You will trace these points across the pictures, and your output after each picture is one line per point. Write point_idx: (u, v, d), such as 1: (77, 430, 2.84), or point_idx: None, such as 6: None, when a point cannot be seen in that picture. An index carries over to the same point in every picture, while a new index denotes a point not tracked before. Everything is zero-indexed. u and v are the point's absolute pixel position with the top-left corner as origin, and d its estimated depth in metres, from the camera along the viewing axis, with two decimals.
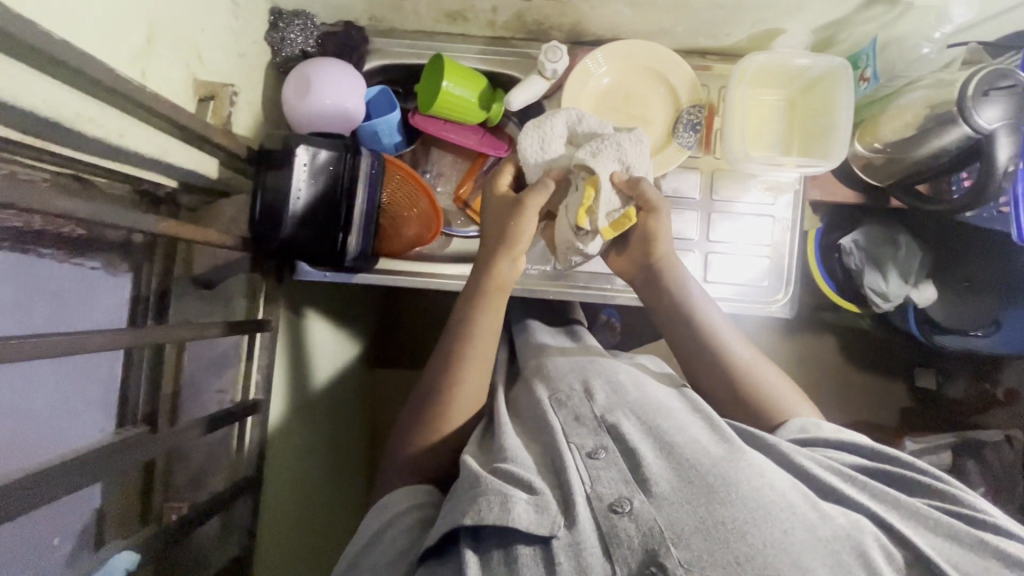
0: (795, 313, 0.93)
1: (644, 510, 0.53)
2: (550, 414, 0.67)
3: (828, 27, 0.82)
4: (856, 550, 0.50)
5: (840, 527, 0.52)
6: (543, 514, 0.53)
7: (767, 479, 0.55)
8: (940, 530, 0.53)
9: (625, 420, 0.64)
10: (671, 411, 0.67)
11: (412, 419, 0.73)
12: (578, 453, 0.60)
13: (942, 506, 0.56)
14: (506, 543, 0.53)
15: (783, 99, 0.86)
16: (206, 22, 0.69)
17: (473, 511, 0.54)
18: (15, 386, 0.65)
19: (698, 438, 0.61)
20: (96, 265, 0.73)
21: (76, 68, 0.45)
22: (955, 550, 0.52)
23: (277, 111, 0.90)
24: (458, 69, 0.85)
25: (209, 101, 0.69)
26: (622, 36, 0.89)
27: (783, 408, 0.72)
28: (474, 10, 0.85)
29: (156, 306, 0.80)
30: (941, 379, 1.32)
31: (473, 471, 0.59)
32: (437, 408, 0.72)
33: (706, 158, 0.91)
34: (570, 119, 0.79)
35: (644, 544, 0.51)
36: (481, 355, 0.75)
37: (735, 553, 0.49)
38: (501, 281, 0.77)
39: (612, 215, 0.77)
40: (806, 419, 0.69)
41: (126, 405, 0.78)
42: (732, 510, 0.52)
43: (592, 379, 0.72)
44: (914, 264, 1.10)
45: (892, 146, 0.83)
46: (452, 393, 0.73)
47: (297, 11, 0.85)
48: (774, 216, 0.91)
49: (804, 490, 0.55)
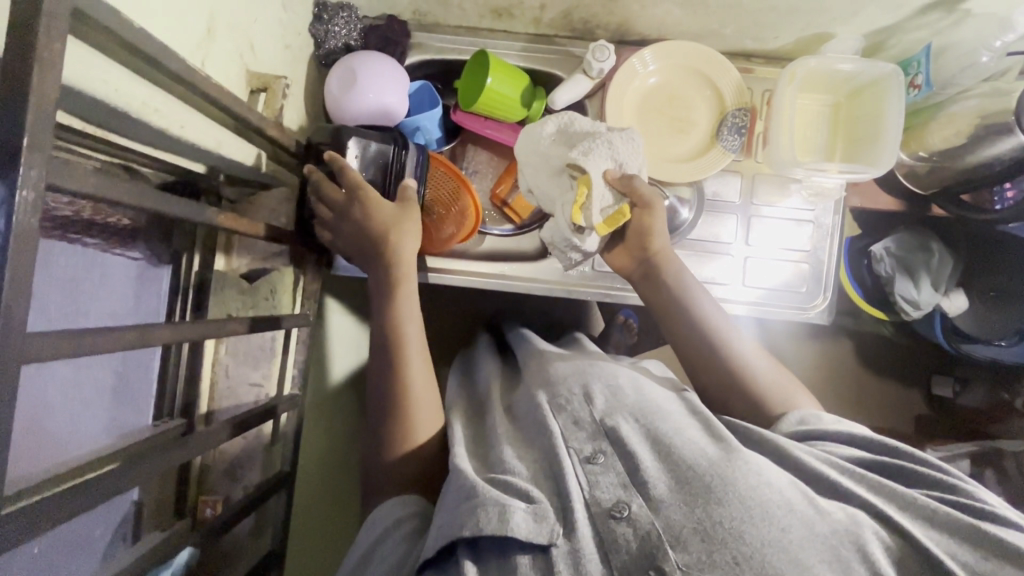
0: (831, 320, 0.92)
1: (643, 514, 0.53)
2: (547, 419, 0.65)
3: (880, 33, 0.81)
4: (857, 548, 0.50)
5: (838, 522, 0.52)
6: (542, 523, 0.53)
7: (764, 477, 0.55)
8: (938, 520, 0.52)
9: (625, 423, 0.64)
10: (667, 412, 0.67)
11: (379, 427, 0.71)
12: (577, 458, 0.60)
13: (944, 497, 0.55)
14: (505, 553, 0.53)
15: (828, 105, 0.86)
16: (259, 13, 0.68)
17: (472, 522, 0.53)
18: (60, 377, 0.65)
19: (693, 438, 0.61)
20: (139, 256, 0.73)
21: (153, 57, 0.44)
22: (953, 542, 0.50)
23: (316, 104, 0.89)
24: (503, 66, 0.84)
25: (260, 93, 0.69)
26: (668, 36, 0.88)
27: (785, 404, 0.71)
28: (521, 7, 0.84)
29: (195, 299, 0.80)
30: (958, 388, 1.32)
31: (467, 479, 0.59)
32: (401, 410, 0.70)
33: (747, 162, 0.90)
34: (563, 120, 0.76)
35: (642, 546, 0.52)
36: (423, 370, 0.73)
37: (731, 554, 0.49)
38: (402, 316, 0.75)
39: (607, 212, 0.74)
40: (805, 411, 0.68)
41: (163, 399, 0.79)
42: (727, 509, 0.52)
43: (592, 382, 0.71)
44: (945, 274, 1.11)
45: (939, 154, 0.82)
46: (410, 398, 0.71)
47: (342, 4, 0.84)
48: (814, 221, 0.90)
49: (802, 488, 0.55)
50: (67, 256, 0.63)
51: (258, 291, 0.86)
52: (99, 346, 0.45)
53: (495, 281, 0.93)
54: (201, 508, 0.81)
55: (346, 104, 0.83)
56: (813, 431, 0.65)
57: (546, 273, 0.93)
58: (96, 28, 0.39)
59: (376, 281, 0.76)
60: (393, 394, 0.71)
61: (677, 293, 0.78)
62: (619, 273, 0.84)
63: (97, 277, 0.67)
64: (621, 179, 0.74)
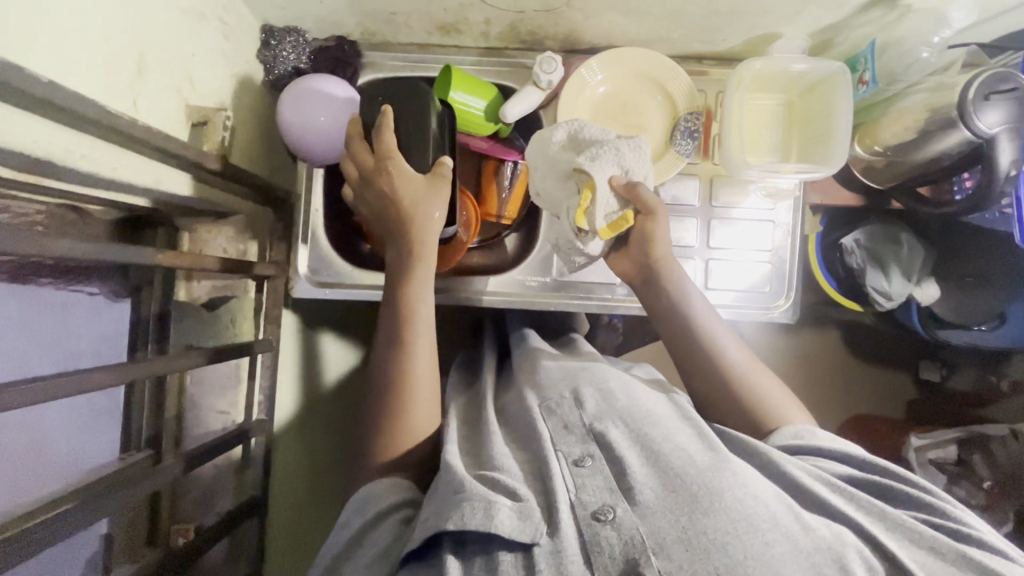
0: (796, 318, 0.92)
1: (628, 519, 0.53)
2: (537, 422, 0.65)
3: (824, 31, 0.81)
4: (834, 560, 0.50)
5: (821, 539, 0.52)
6: (526, 521, 0.52)
7: (750, 489, 0.55)
8: (924, 544, 0.53)
9: (614, 428, 0.62)
10: (660, 418, 0.65)
11: (372, 420, 0.69)
12: (565, 461, 0.59)
13: (926, 517, 0.56)
14: (489, 550, 0.52)
15: (781, 104, 0.85)
16: (194, 45, 0.69)
17: (456, 516, 0.52)
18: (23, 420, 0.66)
19: (683, 444, 0.60)
20: (96, 291, 0.73)
21: (67, 108, 0.45)
22: (934, 563, 0.52)
23: (268, 128, 0.90)
24: (469, 78, 0.85)
25: (201, 126, 0.71)
26: (617, 43, 0.88)
27: (773, 415, 0.69)
28: (467, 22, 0.84)
29: (156, 331, 0.81)
30: (946, 371, 1.31)
31: (457, 474, 0.57)
32: (391, 397, 0.68)
33: (705, 164, 0.90)
34: (571, 128, 0.75)
35: (626, 553, 0.51)
36: (426, 363, 0.71)
37: (714, 565, 0.49)
38: (417, 300, 0.71)
39: (609, 216, 0.72)
40: (800, 427, 0.67)
41: (129, 431, 0.80)
42: (713, 520, 0.51)
43: (582, 386, 0.69)
44: (917, 262, 1.08)
45: (893, 149, 0.82)
46: (409, 387, 0.68)
47: (289, 28, 0.84)
48: (773, 220, 0.90)
49: (788, 501, 0.55)
50: (19, 298, 0.63)
51: (219, 319, 0.88)
52: (31, 395, 0.45)
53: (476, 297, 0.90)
54: (175, 534, 0.83)
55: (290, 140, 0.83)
56: (806, 446, 0.64)
57: (512, 286, 0.92)
58: (0, 87, 0.40)
59: (395, 259, 0.72)
60: (392, 386, 0.69)
61: (681, 297, 0.76)
62: (622, 278, 0.82)
63: (60, 310, 0.68)
64: (624, 184, 0.72)
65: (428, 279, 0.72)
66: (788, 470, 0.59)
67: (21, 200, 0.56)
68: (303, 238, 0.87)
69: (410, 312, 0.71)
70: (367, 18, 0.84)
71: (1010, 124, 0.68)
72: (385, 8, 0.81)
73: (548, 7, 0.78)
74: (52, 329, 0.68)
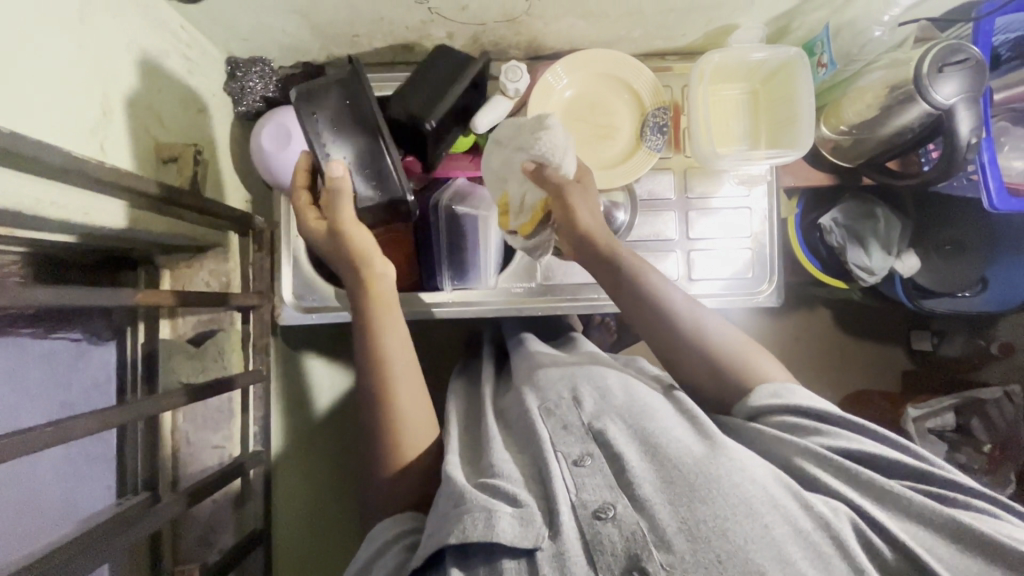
0: (781, 301, 0.93)
1: (629, 515, 0.53)
2: (536, 423, 0.64)
3: (780, 18, 0.83)
4: (833, 539, 0.50)
5: (821, 517, 0.51)
6: (528, 526, 0.52)
7: (748, 472, 0.54)
8: (913, 512, 0.52)
9: (612, 424, 0.63)
10: (656, 412, 0.65)
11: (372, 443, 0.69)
12: (565, 461, 0.59)
13: (926, 488, 0.55)
14: (491, 559, 0.51)
15: (745, 93, 0.87)
16: (161, 86, 0.71)
17: (458, 530, 0.52)
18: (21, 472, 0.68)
19: (679, 437, 0.60)
20: (80, 336, 0.76)
21: (33, 155, 0.45)
22: (930, 536, 0.51)
23: (242, 160, 0.90)
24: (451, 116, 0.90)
25: (172, 161, 0.71)
26: (579, 46, 0.89)
27: (751, 366, 0.68)
28: (430, 39, 0.84)
29: (145, 371, 0.82)
30: (936, 341, 1.32)
31: (459, 488, 0.57)
32: (388, 424, 0.68)
33: (677, 157, 0.92)
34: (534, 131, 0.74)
35: (628, 549, 0.50)
36: (411, 394, 0.70)
37: (716, 552, 0.49)
38: (384, 346, 0.71)
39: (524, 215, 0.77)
40: (777, 386, 0.65)
41: (126, 473, 0.81)
42: (712, 508, 0.51)
43: (581, 386, 0.70)
44: (894, 236, 1.09)
45: (857, 127, 0.84)
46: (400, 413, 0.68)
47: (254, 58, 0.84)
48: (751, 207, 0.91)
49: (787, 482, 0.54)
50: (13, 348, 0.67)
51: (204, 354, 0.86)
52: (20, 447, 0.45)
53: (469, 309, 0.90)
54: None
55: (263, 171, 0.82)
56: (791, 406, 0.62)
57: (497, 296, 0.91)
58: None
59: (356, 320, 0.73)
60: (382, 412, 0.69)
61: (642, 291, 0.73)
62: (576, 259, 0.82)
63: (50, 358, 0.72)
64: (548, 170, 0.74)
65: (389, 318, 0.73)
66: (789, 439, 0.59)
67: (1, 250, 0.61)
68: (286, 265, 0.88)
69: (379, 349, 0.71)
70: (332, 43, 0.84)
71: (966, 93, 0.70)
72: (347, 31, 0.81)
73: (508, 16, 0.79)
74: (38, 379, 0.70)
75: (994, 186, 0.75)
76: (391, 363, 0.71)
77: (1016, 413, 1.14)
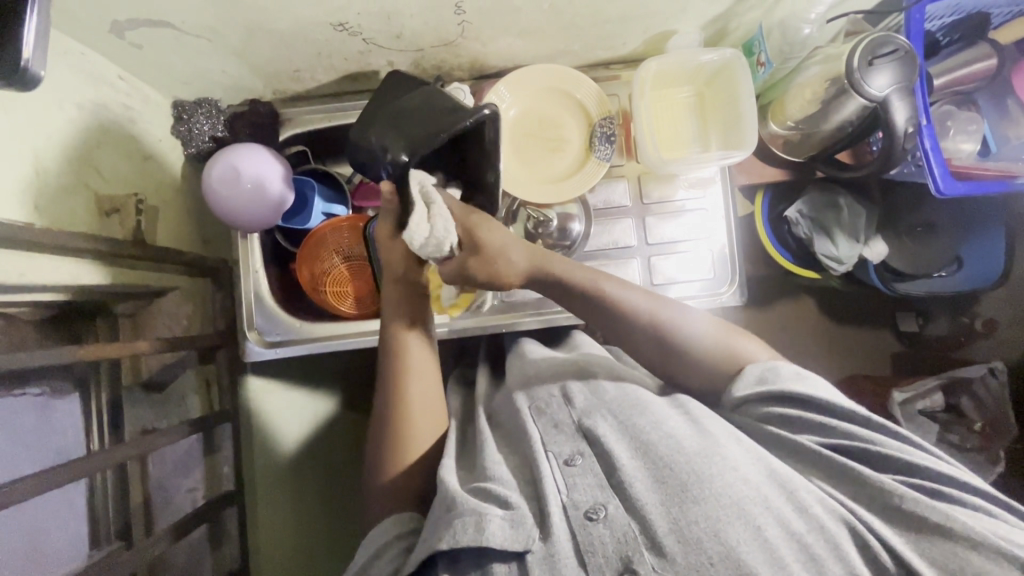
0: (745, 300, 0.91)
1: (619, 515, 0.51)
2: (528, 424, 0.63)
3: (716, 21, 0.83)
4: (827, 541, 0.49)
5: (816, 519, 0.49)
6: (519, 528, 0.51)
7: (740, 472, 0.52)
8: (903, 510, 0.50)
9: (603, 421, 0.60)
10: (649, 404, 0.62)
11: (372, 452, 0.68)
12: (556, 462, 0.57)
13: (916, 481, 0.51)
14: (481, 563, 0.51)
15: (691, 95, 0.87)
16: (100, 138, 0.72)
17: (448, 534, 0.51)
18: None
19: (672, 431, 0.57)
20: (40, 391, 0.73)
21: None
22: (918, 540, 0.48)
23: (196, 201, 0.90)
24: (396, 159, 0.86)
25: (114, 214, 0.72)
26: (521, 62, 0.90)
27: (729, 357, 0.64)
28: (372, 68, 0.85)
29: (112, 424, 0.81)
30: (922, 321, 1.25)
31: (450, 491, 0.56)
32: (391, 431, 0.67)
33: (630, 163, 0.92)
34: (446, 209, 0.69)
35: (620, 551, 0.49)
36: (430, 409, 0.70)
37: (707, 554, 0.47)
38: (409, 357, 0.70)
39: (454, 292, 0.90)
40: (763, 366, 0.61)
41: (97, 526, 0.79)
42: (703, 508, 0.50)
43: (571, 384, 0.68)
44: (859, 224, 1.08)
45: (803, 122, 0.85)
46: (412, 417, 0.68)
47: (200, 100, 0.85)
48: (706, 207, 0.91)
49: (779, 479, 0.52)
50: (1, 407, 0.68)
51: (168, 398, 0.89)
52: None
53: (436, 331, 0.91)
54: None
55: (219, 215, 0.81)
56: (778, 393, 0.57)
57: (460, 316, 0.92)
58: None
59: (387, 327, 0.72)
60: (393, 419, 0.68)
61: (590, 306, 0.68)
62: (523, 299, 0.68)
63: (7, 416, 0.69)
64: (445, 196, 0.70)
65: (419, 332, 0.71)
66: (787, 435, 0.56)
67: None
68: (247, 300, 0.88)
69: (405, 357, 0.70)
70: (274, 79, 0.85)
71: (899, 84, 0.71)
72: (288, 67, 0.81)
73: (444, 40, 0.80)
74: (31, 425, 0.71)
75: (938, 170, 0.75)
76: (414, 365, 0.70)
77: (1000, 387, 1.13)
